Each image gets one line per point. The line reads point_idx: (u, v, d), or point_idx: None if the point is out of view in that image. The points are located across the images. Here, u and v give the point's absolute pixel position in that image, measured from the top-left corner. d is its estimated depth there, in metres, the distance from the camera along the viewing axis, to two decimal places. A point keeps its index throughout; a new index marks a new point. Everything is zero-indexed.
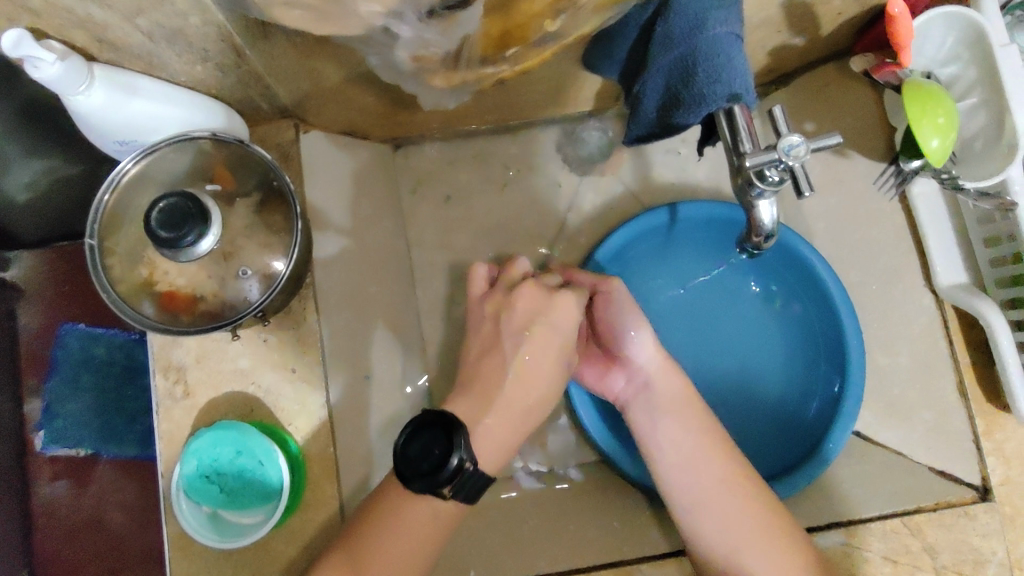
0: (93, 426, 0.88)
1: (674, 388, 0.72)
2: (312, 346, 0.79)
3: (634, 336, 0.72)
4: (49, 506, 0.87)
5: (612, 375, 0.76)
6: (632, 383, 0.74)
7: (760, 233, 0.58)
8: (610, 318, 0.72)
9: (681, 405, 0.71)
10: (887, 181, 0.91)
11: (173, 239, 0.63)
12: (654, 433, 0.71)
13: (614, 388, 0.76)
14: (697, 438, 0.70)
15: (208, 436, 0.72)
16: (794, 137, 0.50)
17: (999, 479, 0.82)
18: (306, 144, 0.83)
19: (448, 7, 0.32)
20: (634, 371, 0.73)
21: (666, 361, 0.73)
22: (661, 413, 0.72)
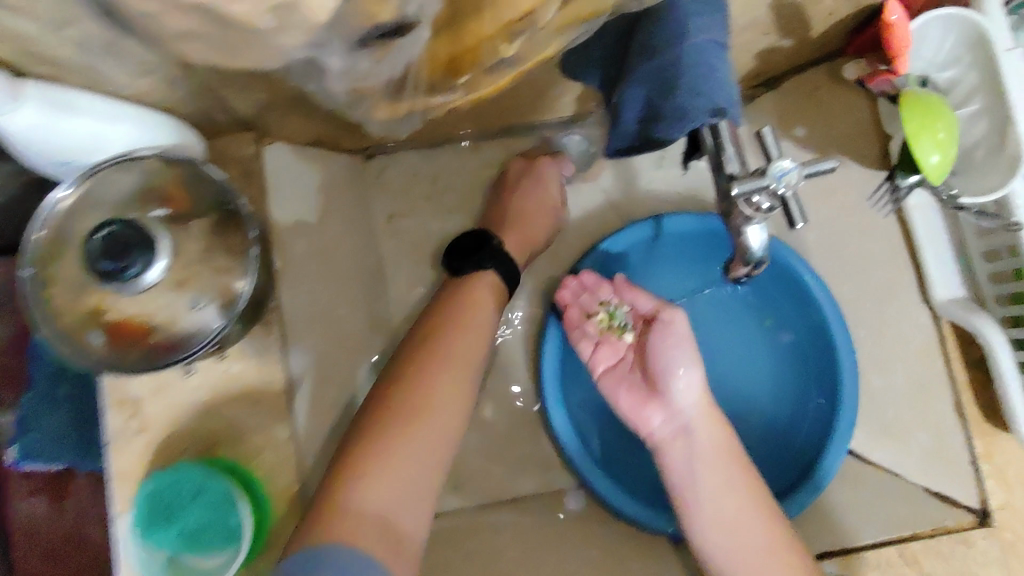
0: (69, 441, 0.76)
1: (717, 439, 0.67)
2: (276, 376, 0.75)
3: (683, 373, 0.68)
4: (26, 525, 0.80)
5: (650, 409, 0.69)
6: (671, 423, 0.68)
7: (749, 260, 0.54)
8: (664, 347, 0.70)
9: (723, 458, 0.66)
10: (883, 199, 0.87)
11: (115, 271, 0.58)
12: (691, 481, 0.66)
13: (649, 424, 0.69)
14: (739, 495, 0.65)
15: (158, 481, 0.67)
16: (785, 162, 0.45)
17: (999, 503, 0.81)
18: (270, 156, 0.78)
19: (383, 34, 0.28)
20: (676, 413, 0.68)
21: (712, 411, 0.68)
22: (701, 463, 0.66)
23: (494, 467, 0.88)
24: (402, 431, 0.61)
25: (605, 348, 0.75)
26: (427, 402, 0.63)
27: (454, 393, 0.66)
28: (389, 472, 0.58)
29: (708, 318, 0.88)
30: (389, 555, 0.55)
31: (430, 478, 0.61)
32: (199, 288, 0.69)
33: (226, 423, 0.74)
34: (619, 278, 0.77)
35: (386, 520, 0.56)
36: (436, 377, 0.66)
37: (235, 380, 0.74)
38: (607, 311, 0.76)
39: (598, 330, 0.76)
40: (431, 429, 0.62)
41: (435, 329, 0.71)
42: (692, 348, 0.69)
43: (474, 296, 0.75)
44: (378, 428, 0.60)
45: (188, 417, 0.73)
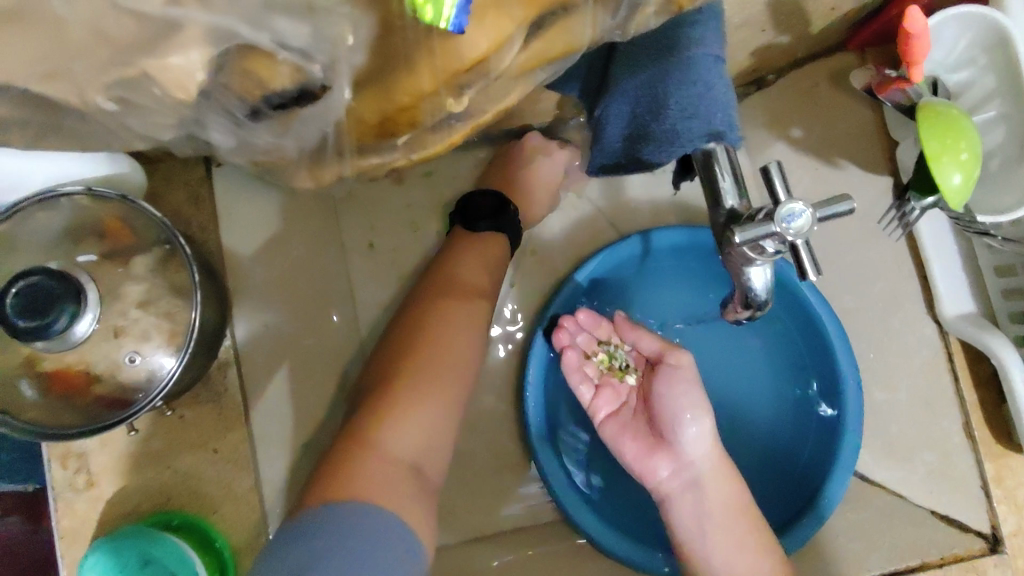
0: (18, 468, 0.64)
1: (727, 492, 0.65)
2: (235, 421, 0.70)
3: (691, 422, 0.66)
4: None
5: (658, 459, 0.67)
6: (680, 475, 0.66)
7: (753, 301, 0.48)
8: (670, 394, 0.68)
9: (734, 512, 0.65)
10: (894, 226, 0.80)
11: (39, 329, 0.50)
12: (702, 537, 0.65)
13: (656, 474, 0.67)
14: (752, 552, 0.63)
15: (107, 551, 0.59)
16: (795, 205, 0.39)
17: (1011, 529, 0.76)
18: (222, 179, 0.73)
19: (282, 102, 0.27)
20: (685, 465, 0.66)
21: (721, 461, 0.66)
22: (712, 519, 0.65)
23: (479, 502, 0.83)
24: (414, 400, 0.61)
25: (606, 391, 0.73)
26: (438, 377, 0.63)
27: (462, 368, 0.65)
28: (410, 427, 0.60)
29: (704, 342, 0.82)
30: (417, 498, 0.58)
31: (444, 435, 0.62)
32: (140, 336, 0.61)
33: (182, 475, 0.68)
34: (620, 317, 0.74)
35: (417, 466, 0.59)
36: (446, 349, 0.65)
37: (191, 425, 0.69)
38: (607, 352, 0.74)
39: (597, 372, 0.73)
40: (441, 395, 0.62)
41: (437, 309, 0.68)
42: (702, 395, 0.67)
43: (469, 277, 0.71)
44: (407, 389, 0.61)
45: (140, 469, 0.68)
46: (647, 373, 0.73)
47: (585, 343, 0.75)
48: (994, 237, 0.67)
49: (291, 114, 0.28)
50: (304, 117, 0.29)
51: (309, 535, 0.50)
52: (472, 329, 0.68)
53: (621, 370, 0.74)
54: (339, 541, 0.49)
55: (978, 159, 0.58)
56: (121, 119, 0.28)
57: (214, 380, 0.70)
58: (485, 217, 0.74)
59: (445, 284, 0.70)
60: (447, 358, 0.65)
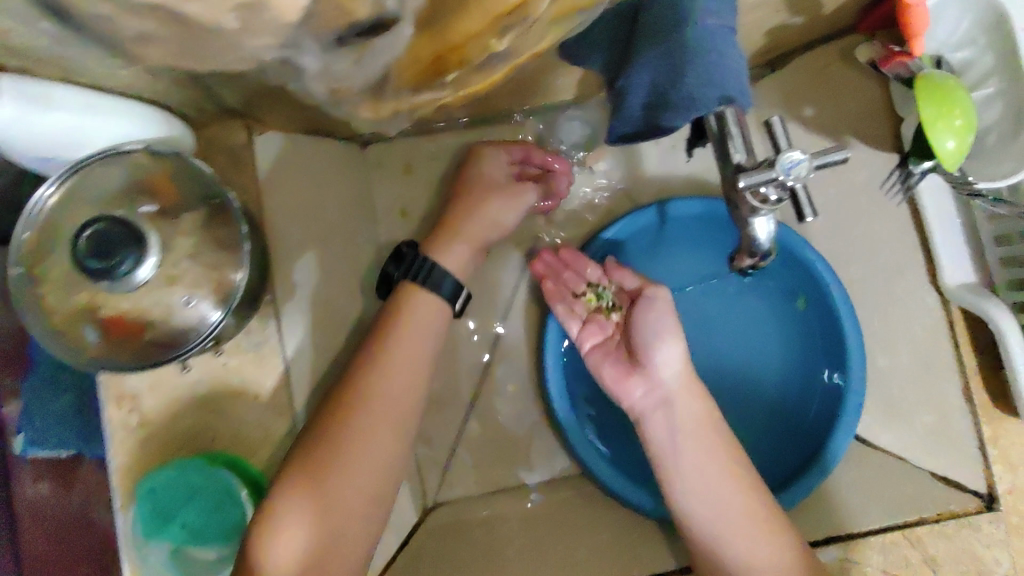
0: (73, 428, 0.75)
1: (696, 408, 0.69)
2: (275, 368, 0.75)
3: (664, 345, 0.71)
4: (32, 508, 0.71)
5: (633, 380, 0.72)
6: (653, 394, 0.71)
7: (755, 251, 0.53)
8: (647, 321, 0.73)
9: (703, 427, 0.69)
10: (894, 185, 0.85)
11: (105, 271, 0.57)
12: (674, 452, 0.68)
13: (631, 395, 0.72)
14: (719, 463, 0.67)
15: (165, 474, 0.67)
16: (795, 153, 0.44)
17: (1005, 487, 0.79)
18: (262, 145, 0.77)
19: (359, 33, 0.31)
20: (657, 383, 0.70)
21: (692, 381, 0.70)
22: (683, 434, 0.69)
23: (498, 456, 0.88)
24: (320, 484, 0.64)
25: (592, 326, 0.78)
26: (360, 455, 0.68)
27: (377, 457, 0.69)
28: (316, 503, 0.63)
29: (722, 309, 0.86)
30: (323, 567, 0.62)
31: (351, 508, 0.66)
32: (192, 283, 0.67)
33: (224, 419, 0.74)
34: (610, 260, 0.80)
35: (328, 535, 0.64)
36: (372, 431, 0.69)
37: (235, 372, 0.74)
38: (595, 292, 0.79)
39: (585, 310, 0.78)
40: (353, 474, 0.67)
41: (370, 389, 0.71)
42: (675, 322, 0.72)
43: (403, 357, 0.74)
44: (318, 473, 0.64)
45: (188, 412, 0.73)
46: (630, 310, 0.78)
47: (572, 283, 0.81)
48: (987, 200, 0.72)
49: (366, 48, 0.32)
50: (378, 49, 0.32)
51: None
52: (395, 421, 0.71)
53: (609, 309, 0.78)
54: None
55: (974, 123, 0.62)
56: (218, 51, 0.32)
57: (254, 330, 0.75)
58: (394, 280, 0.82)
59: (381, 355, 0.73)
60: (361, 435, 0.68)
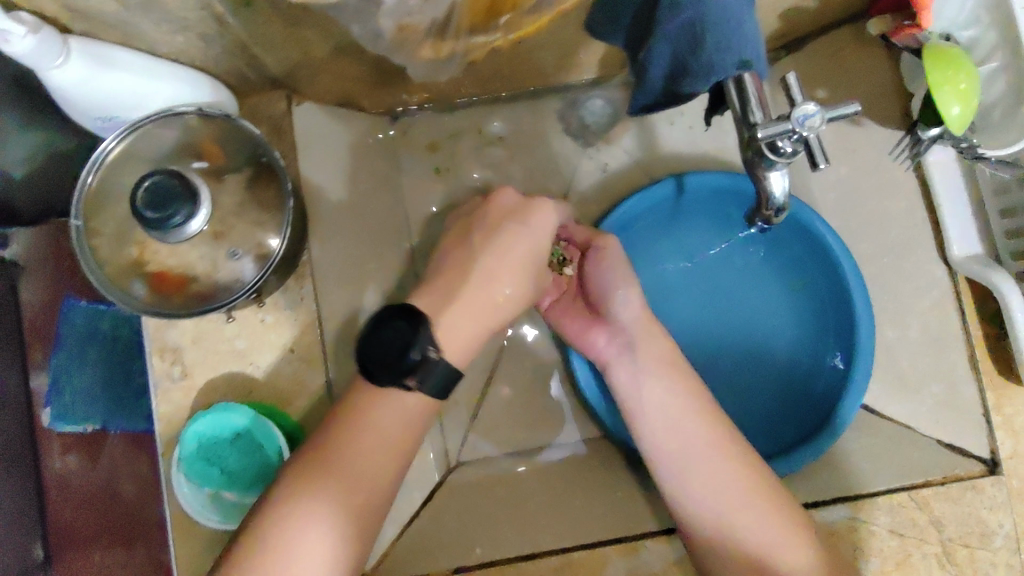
0: (101, 401, 0.87)
1: (656, 346, 0.73)
2: (309, 327, 0.79)
3: (621, 293, 0.76)
4: (59, 479, 0.81)
5: (595, 332, 0.77)
6: (615, 341, 0.75)
7: (771, 207, 0.56)
8: (600, 272, 0.77)
9: (665, 366, 0.72)
10: (904, 150, 0.87)
11: (160, 220, 0.61)
12: (637, 394, 0.72)
13: (595, 344, 0.77)
14: (680, 399, 0.71)
15: (207, 419, 0.71)
16: (809, 107, 0.48)
17: (1008, 452, 0.81)
18: (301, 115, 0.82)
19: None
20: (618, 330, 0.75)
21: (651, 323, 0.75)
22: (646, 374, 0.72)
23: (516, 421, 0.92)
24: (326, 477, 0.61)
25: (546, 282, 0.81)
26: (349, 477, 0.61)
27: (375, 477, 0.63)
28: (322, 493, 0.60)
29: (736, 282, 0.90)
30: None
31: (371, 498, 0.62)
32: (236, 238, 0.71)
33: (261, 373, 0.78)
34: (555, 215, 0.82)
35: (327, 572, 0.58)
36: (359, 459, 0.62)
37: (271, 330, 0.78)
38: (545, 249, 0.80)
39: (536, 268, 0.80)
40: (341, 498, 0.61)
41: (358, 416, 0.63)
42: (626, 270, 0.76)
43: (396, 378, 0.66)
44: (321, 464, 0.61)
45: (226, 365, 0.77)
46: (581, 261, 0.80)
47: None
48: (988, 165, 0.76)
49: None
50: None
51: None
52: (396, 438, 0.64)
53: (560, 264, 0.80)
54: None
55: (977, 90, 0.66)
56: None
57: (291, 289, 0.79)
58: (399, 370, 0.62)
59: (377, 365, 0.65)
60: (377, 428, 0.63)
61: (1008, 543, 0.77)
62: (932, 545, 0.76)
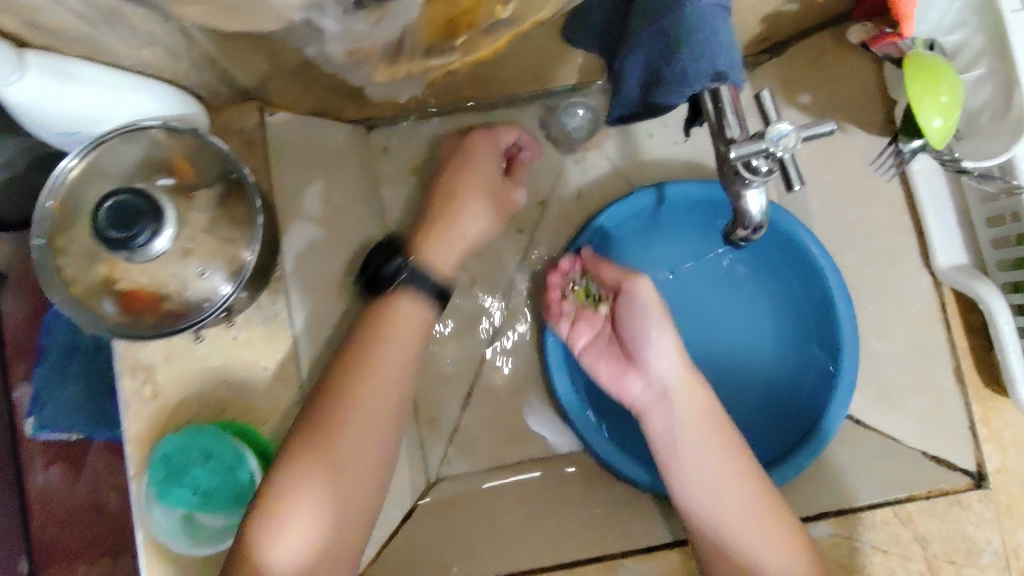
0: (81, 412, 0.89)
1: (693, 400, 0.71)
2: (283, 345, 0.77)
3: (656, 341, 0.72)
4: (44, 493, 0.96)
5: (630, 380, 0.74)
6: (651, 390, 0.72)
7: (748, 224, 0.55)
8: (633, 315, 0.74)
9: (702, 419, 0.70)
10: (886, 163, 0.86)
11: (125, 239, 0.59)
12: (675, 449, 0.70)
13: (630, 391, 0.74)
14: (718, 455, 0.69)
15: (175, 442, 0.70)
16: (782, 125, 0.47)
17: (995, 467, 0.81)
18: (274, 130, 0.80)
19: None
20: (654, 379, 0.72)
21: (688, 373, 0.72)
22: (682, 428, 0.70)
23: (498, 435, 0.90)
24: (355, 393, 0.67)
25: (582, 322, 0.80)
26: (371, 395, 0.67)
27: (395, 387, 0.69)
28: (357, 408, 0.66)
29: (717, 295, 0.89)
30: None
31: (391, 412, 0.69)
32: (206, 255, 0.69)
33: (235, 391, 0.76)
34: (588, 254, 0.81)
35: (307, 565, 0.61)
36: (378, 372, 0.69)
37: (244, 346, 0.77)
38: (582, 287, 0.81)
39: (573, 308, 0.80)
40: (373, 402, 0.67)
41: (355, 379, 0.68)
42: (659, 313, 0.73)
43: (379, 373, 0.69)
44: (351, 375, 0.68)
45: (200, 383, 0.76)
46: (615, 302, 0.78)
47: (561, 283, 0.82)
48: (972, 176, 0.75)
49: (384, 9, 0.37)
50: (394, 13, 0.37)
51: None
52: (381, 432, 0.67)
53: (594, 303, 0.80)
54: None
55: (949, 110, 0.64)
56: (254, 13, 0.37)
57: (264, 305, 0.77)
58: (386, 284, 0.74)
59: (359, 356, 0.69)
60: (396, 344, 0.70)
61: (997, 560, 0.77)
62: (916, 562, 0.76)
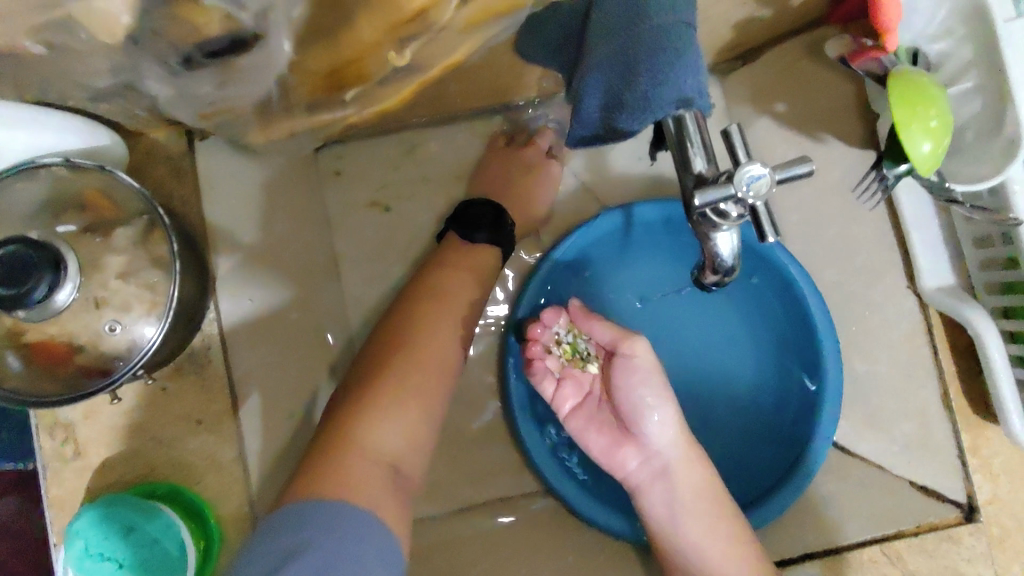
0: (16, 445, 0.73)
1: (694, 475, 0.72)
2: (218, 394, 0.71)
3: (654, 414, 0.73)
4: None
5: (626, 452, 0.74)
6: (649, 464, 0.73)
7: (719, 267, 0.50)
8: (630, 384, 0.73)
9: (701, 494, 0.72)
10: (869, 189, 0.81)
11: (15, 297, 0.50)
12: (674, 527, 0.71)
13: (626, 465, 0.75)
14: (720, 534, 0.70)
15: (90, 516, 0.61)
16: (755, 167, 0.41)
17: (986, 498, 0.78)
18: (204, 153, 0.73)
19: None
20: (653, 454, 0.73)
21: (687, 446, 0.73)
22: (682, 503, 0.72)
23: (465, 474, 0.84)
24: (429, 302, 0.70)
25: (568, 383, 0.77)
26: (453, 302, 0.71)
27: (467, 296, 0.72)
28: (434, 317, 0.69)
29: (688, 316, 0.83)
30: (397, 495, 0.57)
31: (456, 322, 0.70)
32: (120, 306, 0.61)
33: (164, 447, 0.70)
34: (576, 307, 0.76)
35: (396, 464, 0.59)
36: (457, 282, 0.72)
37: (175, 397, 0.71)
38: (570, 344, 0.77)
39: (560, 366, 0.77)
40: (451, 302, 0.71)
41: (433, 294, 0.71)
42: (659, 383, 0.73)
43: (452, 293, 0.71)
44: (424, 295, 0.71)
45: (125, 441, 0.70)
46: (607, 361, 0.77)
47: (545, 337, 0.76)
48: (964, 205, 0.71)
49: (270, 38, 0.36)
50: None
51: (274, 535, 0.50)
52: (455, 336, 0.69)
53: (583, 360, 0.78)
54: (328, 532, 0.50)
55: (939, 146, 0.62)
56: None
57: (198, 352, 0.72)
58: (480, 228, 0.75)
59: (428, 287, 0.71)
60: (462, 262, 0.74)
61: None
62: None
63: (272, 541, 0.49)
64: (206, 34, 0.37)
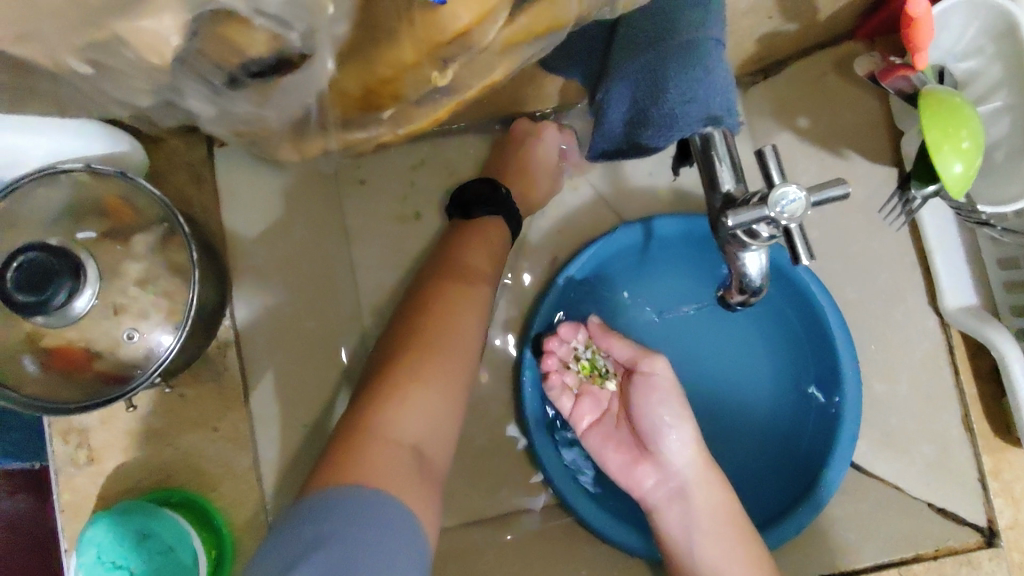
0: None
1: (711, 496, 0.71)
2: (236, 402, 0.72)
3: (673, 433, 0.72)
4: None
5: (643, 470, 0.74)
6: (666, 484, 0.73)
7: (746, 287, 0.49)
8: (649, 403, 0.73)
9: (718, 516, 0.70)
10: (895, 212, 0.80)
11: (38, 303, 0.50)
12: (691, 549, 0.70)
13: (643, 484, 0.74)
14: (738, 559, 0.68)
15: (106, 524, 0.61)
16: (790, 189, 0.40)
17: (1008, 523, 0.76)
18: (223, 160, 0.74)
19: None
20: (670, 474, 0.72)
21: (705, 467, 0.72)
22: (699, 525, 0.70)
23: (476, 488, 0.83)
24: (445, 307, 0.68)
25: (586, 400, 0.78)
26: (473, 308, 0.69)
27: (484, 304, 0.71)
28: (453, 322, 0.67)
29: (704, 329, 0.82)
30: (420, 484, 0.57)
31: (478, 334, 0.68)
32: (138, 314, 0.61)
33: (183, 454, 0.70)
34: (595, 324, 0.77)
35: (418, 447, 0.59)
36: (474, 290, 0.71)
37: (192, 402, 0.70)
38: (588, 361, 0.77)
39: (578, 382, 0.77)
40: (472, 308, 0.69)
41: (449, 299, 0.68)
42: (678, 402, 0.72)
43: (471, 300, 0.69)
44: (439, 298, 0.68)
45: (141, 447, 0.69)
46: (626, 378, 0.78)
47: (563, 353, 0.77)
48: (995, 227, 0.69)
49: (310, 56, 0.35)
50: None
51: (288, 541, 0.49)
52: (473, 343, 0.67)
53: (602, 376, 0.78)
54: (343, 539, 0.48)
55: (973, 165, 0.61)
56: None
57: (213, 357, 0.72)
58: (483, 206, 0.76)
59: (444, 292, 0.69)
60: (478, 270, 0.72)
61: None
62: None
63: (285, 547, 0.48)
64: (245, 48, 0.37)
